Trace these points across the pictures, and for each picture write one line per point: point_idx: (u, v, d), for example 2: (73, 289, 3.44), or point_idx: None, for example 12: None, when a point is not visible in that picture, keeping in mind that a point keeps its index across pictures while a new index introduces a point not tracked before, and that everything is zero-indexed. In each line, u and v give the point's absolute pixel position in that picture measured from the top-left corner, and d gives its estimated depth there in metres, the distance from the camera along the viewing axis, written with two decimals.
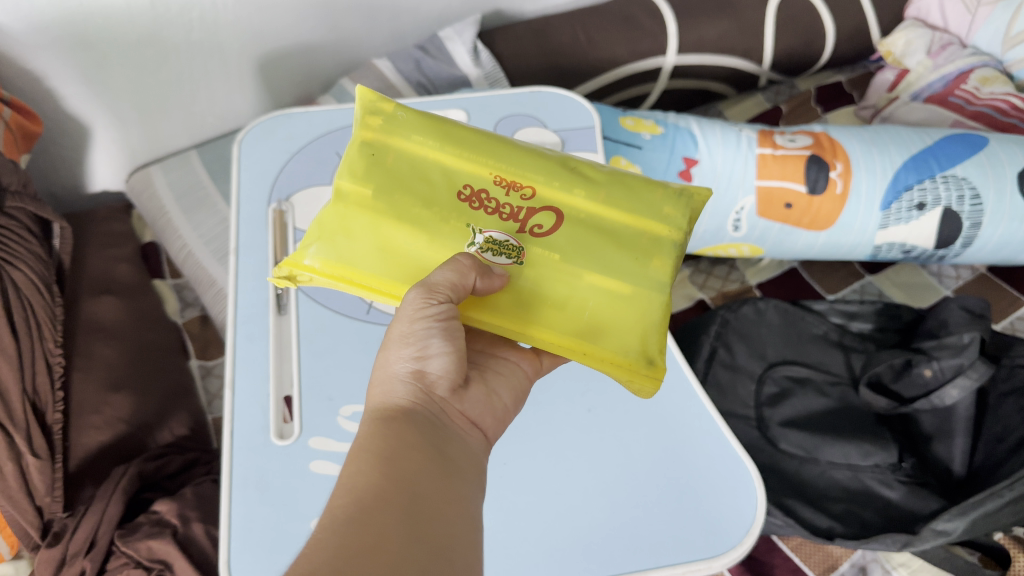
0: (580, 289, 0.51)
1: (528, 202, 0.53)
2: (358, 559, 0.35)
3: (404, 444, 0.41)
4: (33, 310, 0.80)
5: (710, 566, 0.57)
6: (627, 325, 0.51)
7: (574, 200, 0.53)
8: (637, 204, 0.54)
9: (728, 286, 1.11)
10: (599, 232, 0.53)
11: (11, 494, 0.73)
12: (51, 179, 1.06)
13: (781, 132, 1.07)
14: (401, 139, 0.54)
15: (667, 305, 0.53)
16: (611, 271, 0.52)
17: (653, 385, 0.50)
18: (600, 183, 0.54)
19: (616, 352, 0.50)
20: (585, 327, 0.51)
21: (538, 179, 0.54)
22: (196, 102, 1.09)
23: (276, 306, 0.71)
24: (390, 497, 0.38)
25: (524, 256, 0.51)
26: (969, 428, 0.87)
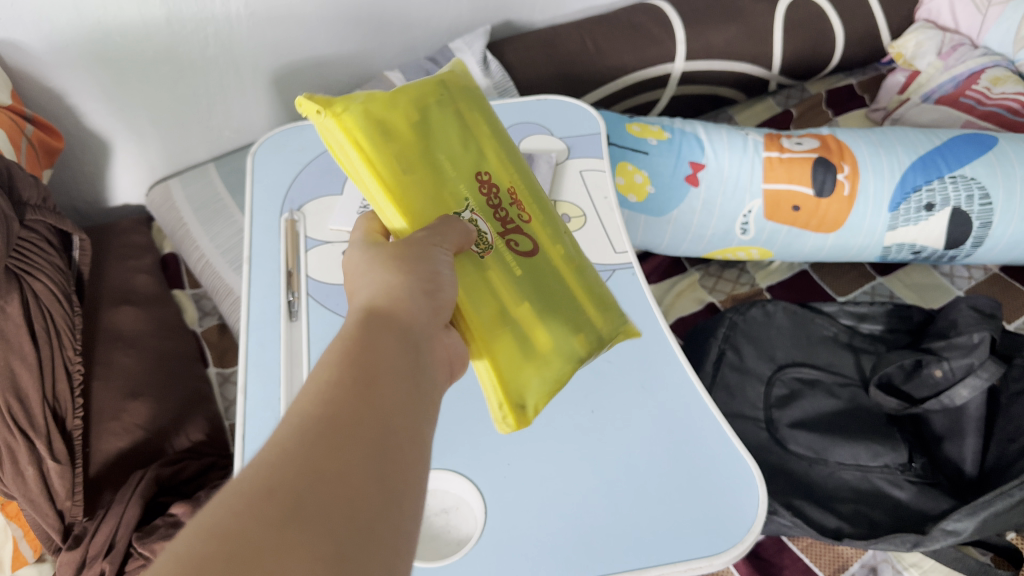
0: (517, 308, 0.54)
1: (524, 223, 0.58)
2: (317, 474, 0.30)
3: (378, 357, 0.37)
4: (53, 320, 0.82)
5: (711, 563, 0.58)
6: (523, 370, 0.53)
7: (552, 244, 0.59)
8: (590, 287, 0.59)
9: (737, 289, 1.11)
10: (550, 281, 0.57)
11: (32, 497, 0.76)
12: (73, 193, 1.09)
13: (788, 135, 1.08)
14: (470, 106, 0.59)
15: (570, 370, 0.55)
16: (545, 314, 0.55)
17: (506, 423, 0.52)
18: (578, 259, 0.60)
19: (510, 380, 0.52)
20: (506, 330, 0.53)
21: (542, 219, 0.59)
22: (213, 116, 1.11)
23: (288, 313, 0.73)
24: (359, 411, 0.34)
25: (490, 248, 0.54)
26: (979, 428, 0.87)
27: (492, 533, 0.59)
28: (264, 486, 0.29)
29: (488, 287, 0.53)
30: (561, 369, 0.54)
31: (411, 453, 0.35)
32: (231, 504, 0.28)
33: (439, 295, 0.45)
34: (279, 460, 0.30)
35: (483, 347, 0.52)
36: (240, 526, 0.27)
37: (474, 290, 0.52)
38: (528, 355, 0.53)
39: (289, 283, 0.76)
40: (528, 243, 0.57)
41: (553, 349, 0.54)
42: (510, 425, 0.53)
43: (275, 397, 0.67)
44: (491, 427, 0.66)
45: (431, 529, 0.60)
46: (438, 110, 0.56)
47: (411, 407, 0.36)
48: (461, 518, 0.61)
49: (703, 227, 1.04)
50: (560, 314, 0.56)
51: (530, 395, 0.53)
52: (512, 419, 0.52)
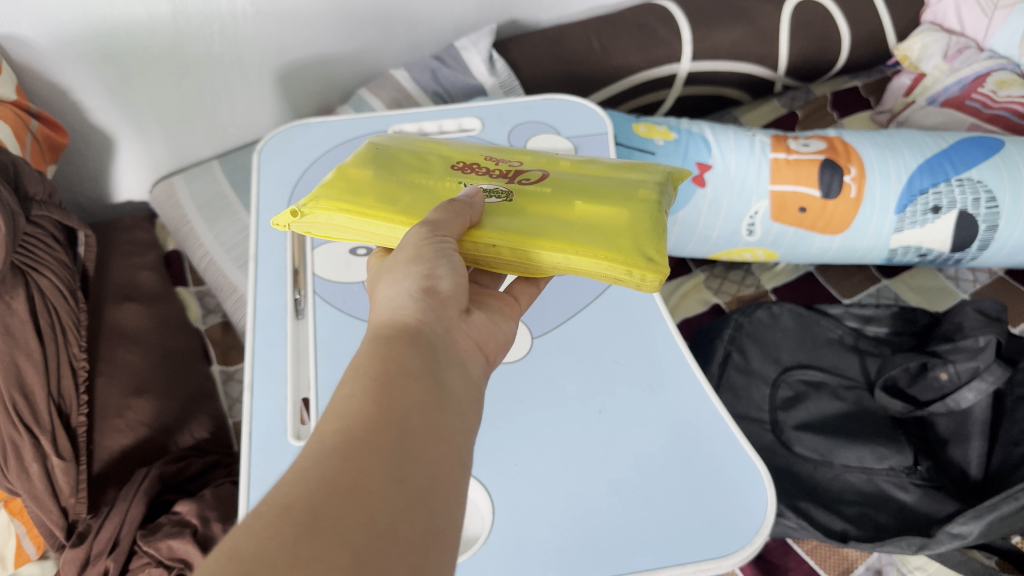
0: (571, 213, 0.52)
1: (515, 169, 0.58)
2: (338, 491, 0.30)
3: (399, 365, 0.37)
4: (58, 317, 0.82)
5: (720, 566, 0.57)
6: (616, 234, 0.51)
7: (551, 166, 0.59)
8: (616, 168, 0.59)
9: (743, 290, 1.11)
10: (584, 182, 0.56)
11: (36, 494, 0.76)
12: (77, 190, 1.08)
13: (795, 137, 1.08)
14: (408, 145, 0.62)
15: (655, 214, 0.53)
16: (599, 199, 0.54)
17: (657, 274, 0.49)
18: (584, 162, 0.60)
19: (610, 247, 0.50)
20: (575, 228, 0.51)
21: (523, 159, 0.60)
22: (218, 113, 1.11)
23: (294, 311, 0.73)
24: (378, 425, 0.33)
25: (511, 194, 0.54)
26: (984, 432, 0.87)
27: (500, 533, 0.59)
28: (281, 508, 0.29)
29: (529, 211, 0.52)
30: (648, 217, 0.52)
31: (437, 458, 0.34)
32: (250, 524, 0.28)
33: (439, 293, 0.42)
34: (299, 482, 0.30)
35: (565, 250, 0.50)
36: (258, 547, 0.27)
37: (515, 222, 0.51)
38: (615, 227, 0.51)
39: (295, 281, 0.76)
40: (535, 175, 0.57)
41: (630, 211, 0.53)
42: (655, 281, 0.49)
43: (281, 395, 0.67)
44: (499, 427, 0.65)
45: None
46: (380, 157, 0.59)
47: (436, 414, 0.36)
48: (468, 518, 0.60)
49: (709, 229, 1.04)
50: (613, 190, 0.55)
51: (645, 246, 0.50)
52: (652, 271, 0.49)
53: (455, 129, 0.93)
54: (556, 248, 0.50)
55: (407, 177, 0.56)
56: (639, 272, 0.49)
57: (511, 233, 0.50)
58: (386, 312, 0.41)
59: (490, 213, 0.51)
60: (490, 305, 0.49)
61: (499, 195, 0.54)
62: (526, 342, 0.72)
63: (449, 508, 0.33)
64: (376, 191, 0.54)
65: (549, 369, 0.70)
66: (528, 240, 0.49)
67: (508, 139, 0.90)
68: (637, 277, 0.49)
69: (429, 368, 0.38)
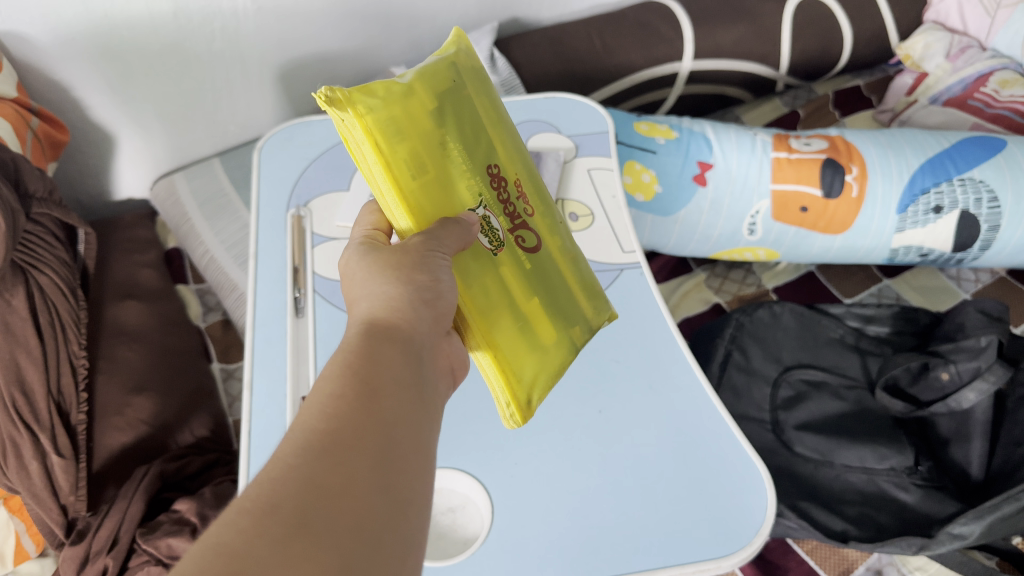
0: (523, 306, 0.52)
1: (525, 216, 0.55)
2: (323, 492, 0.30)
3: (385, 368, 0.37)
4: (58, 314, 0.82)
5: (719, 566, 0.57)
6: (527, 358, 0.52)
7: (548, 237, 0.57)
8: (584, 289, 0.59)
9: (744, 290, 1.11)
10: (551, 275, 0.56)
11: (36, 491, 0.75)
12: (77, 187, 1.08)
13: (796, 136, 1.07)
14: (478, 93, 0.53)
15: (562, 368, 0.55)
16: (548, 307, 0.54)
17: (517, 421, 0.52)
18: (573, 254, 0.59)
19: (514, 370, 0.51)
20: (512, 327, 0.51)
21: (539, 209, 0.57)
22: (218, 111, 1.11)
23: (294, 309, 0.73)
24: (362, 426, 0.33)
25: (500, 251, 0.52)
26: (986, 432, 0.86)
27: (499, 532, 0.58)
28: (265, 504, 0.28)
29: (499, 279, 0.51)
30: (558, 364, 0.54)
31: (417, 464, 0.34)
32: (236, 521, 0.27)
33: (439, 303, 0.43)
34: (284, 479, 0.30)
35: (489, 343, 0.50)
36: (246, 545, 0.26)
37: (480, 280, 0.50)
38: (532, 349, 0.53)
39: (295, 279, 0.76)
40: (530, 238, 0.55)
41: (553, 344, 0.54)
42: (514, 423, 0.52)
43: (281, 394, 0.66)
44: (499, 426, 0.65)
45: (436, 527, 0.59)
46: (450, 93, 0.50)
47: (418, 423, 0.36)
48: (467, 518, 0.60)
49: (710, 228, 1.04)
50: (559, 311, 0.55)
51: (535, 390, 0.53)
52: (518, 416, 0.52)
53: None
54: (486, 338, 0.50)
55: (453, 137, 0.49)
56: (509, 408, 0.51)
57: (467, 296, 0.49)
58: (376, 310, 0.41)
59: (469, 255, 0.49)
60: (465, 318, 0.50)
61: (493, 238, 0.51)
62: None
63: (425, 517, 0.33)
64: (414, 145, 0.46)
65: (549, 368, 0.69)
66: (469, 309, 0.49)
67: None
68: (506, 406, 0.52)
69: (414, 376, 0.38)
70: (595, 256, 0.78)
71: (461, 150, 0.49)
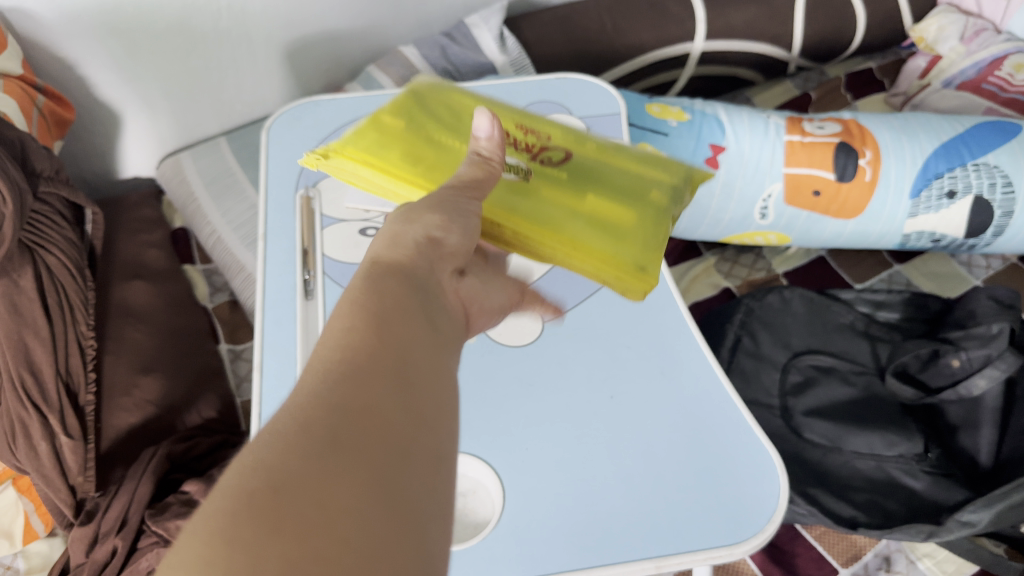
0: (578, 207, 0.53)
1: (542, 147, 0.58)
2: (336, 418, 0.27)
3: (393, 300, 0.35)
4: (66, 294, 0.81)
5: (731, 553, 0.56)
6: (617, 234, 0.51)
7: (581, 150, 0.59)
8: (651, 164, 0.58)
9: (754, 275, 1.10)
10: (604, 173, 0.56)
11: (44, 472, 0.76)
12: (83, 165, 1.07)
13: (809, 119, 1.06)
14: (437, 98, 0.64)
15: (665, 225, 0.53)
16: (614, 194, 0.54)
17: (641, 287, 0.49)
18: (617, 149, 0.59)
19: (603, 251, 0.50)
20: (576, 225, 0.51)
21: (557, 135, 0.60)
22: (225, 89, 1.10)
23: (304, 292, 0.72)
24: (374, 354, 0.31)
25: (529, 177, 0.54)
26: (995, 419, 0.86)
27: (510, 518, 0.58)
28: (275, 437, 0.26)
29: (537, 200, 0.52)
30: (654, 226, 0.52)
31: (435, 389, 0.32)
32: (243, 459, 0.25)
33: (439, 249, 0.40)
34: (293, 411, 0.27)
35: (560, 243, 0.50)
36: (255, 477, 0.24)
37: (519, 205, 0.51)
38: (617, 229, 0.52)
39: (304, 262, 0.75)
40: (556, 158, 0.57)
41: (638, 217, 0.53)
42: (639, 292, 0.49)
43: (290, 377, 0.66)
44: (510, 413, 0.64)
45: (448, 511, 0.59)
46: (415, 109, 0.61)
47: (434, 354, 0.34)
48: (479, 503, 0.60)
49: (721, 212, 1.03)
50: (629, 190, 0.55)
51: (641, 252, 0.50)
52: (638, 282, 0.49)
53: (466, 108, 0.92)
54: (553, 240, 0.50)
55: (435, 130, 0.59)
56: (624, 279, 0.49)
57: (514, 218, 0.50)
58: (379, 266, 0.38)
59: (500, 191, 0.52)
60: (487, 270, 0.47)
61: (515, 168, 0.55)
62: (536, 327, 0.71)
63: (452, 443, 0.31)
64: (404, 147, 0.57)
65: (561, 353, 0.69)
66: (516, 226, 0.50)
67: None
68: (619, 279, 0.49)
69: (421, 305, 0.35)
70: None
71: (447, 133, 0.59)
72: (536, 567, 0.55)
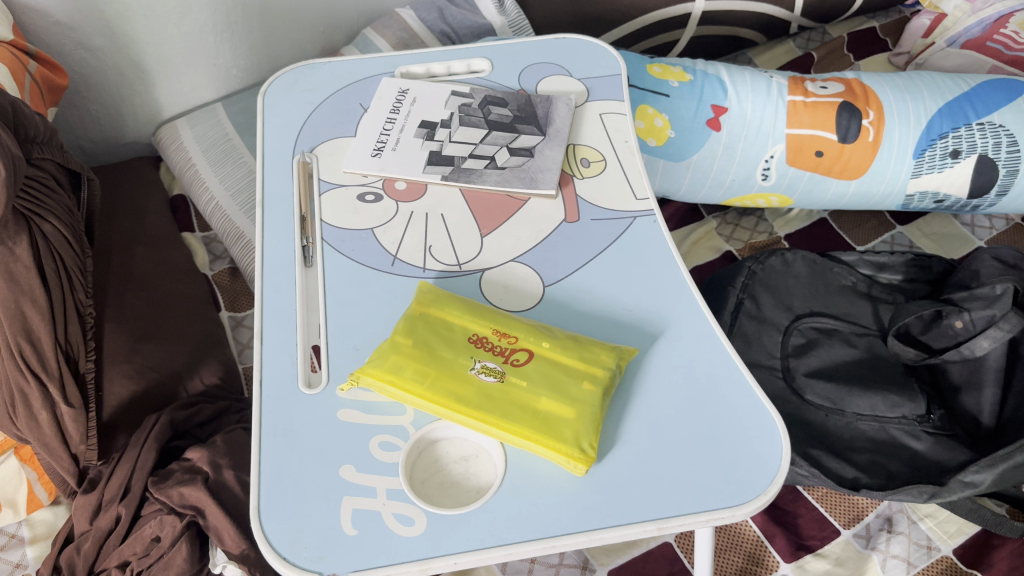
0: (502, 388, 0.60)
1: (460, 323, 0.64)
2: None
3: None
4: (63, 263, 0.76)
5: (733, 515, 0.56)
6: (556, 428, 0.58)
7: (502, 339, 0.63)
8: (579, 349, 0.63)
9: (755, 238, 1.10)
10: (528, 369, 0.61)
11: (46, 441, 0.77)
12: (78, 132, 1.06)
13: (812, 79, 1.05)
14: None
15: (597, 418, 0.59)
16: (544, 394, 0.60)
17: (582, 461, 0.56)
18: (540, 329, 0.65)
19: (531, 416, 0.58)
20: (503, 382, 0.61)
21: (474, 326, 0.64)
22: (219, 54, 1.08)
23: (303, 258, 0.72)
24: None
25: (416, 339, 0.63)
26: (998, 379, 0.86)
27: (513, 480, 0.58)
28: None
29: (426, 327, 0.64)
30: (592, 416, 0.59)
31: None
32: None
33: None
34: None
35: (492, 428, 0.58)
36: None
37: (402, 365, 0.61)
38: (554, 424, 0.58)
39: (302, 228, 0.74)
40: (526, 354, 0.63)
41: (570, 411, 0.59)
42: (581, 465, 0.57)
43: (291, 344, 0.66)
44: None
45: (450, 476, 0.60)
46: None
47: None
48: (481, 466, 0.60)
49: (723, 173, 1.02)
50: (553, 381, 0.61)
51: (582, 437, 0.57)
52: (580, 457, 0.56)
53: (464, 71, 0.91)
54: (482, 414, 0.59)
55: None
56: (570, 461, 0.56)
57: (387, 385, 0.60)
58: None
59: (377, 365, 0.61)
60: None
61: (492, 372, 0.61)
62: (537, 290, 0.70)
63: None
64: None
65: (564, 316, 0.68)
66: (407, 391, 0.59)
67: (518, 82, 0.88)
68: (566, 461, 0.57)
69: None
70: (607, 203, 0.76)
71: None
72: (540, 528, 0.55)
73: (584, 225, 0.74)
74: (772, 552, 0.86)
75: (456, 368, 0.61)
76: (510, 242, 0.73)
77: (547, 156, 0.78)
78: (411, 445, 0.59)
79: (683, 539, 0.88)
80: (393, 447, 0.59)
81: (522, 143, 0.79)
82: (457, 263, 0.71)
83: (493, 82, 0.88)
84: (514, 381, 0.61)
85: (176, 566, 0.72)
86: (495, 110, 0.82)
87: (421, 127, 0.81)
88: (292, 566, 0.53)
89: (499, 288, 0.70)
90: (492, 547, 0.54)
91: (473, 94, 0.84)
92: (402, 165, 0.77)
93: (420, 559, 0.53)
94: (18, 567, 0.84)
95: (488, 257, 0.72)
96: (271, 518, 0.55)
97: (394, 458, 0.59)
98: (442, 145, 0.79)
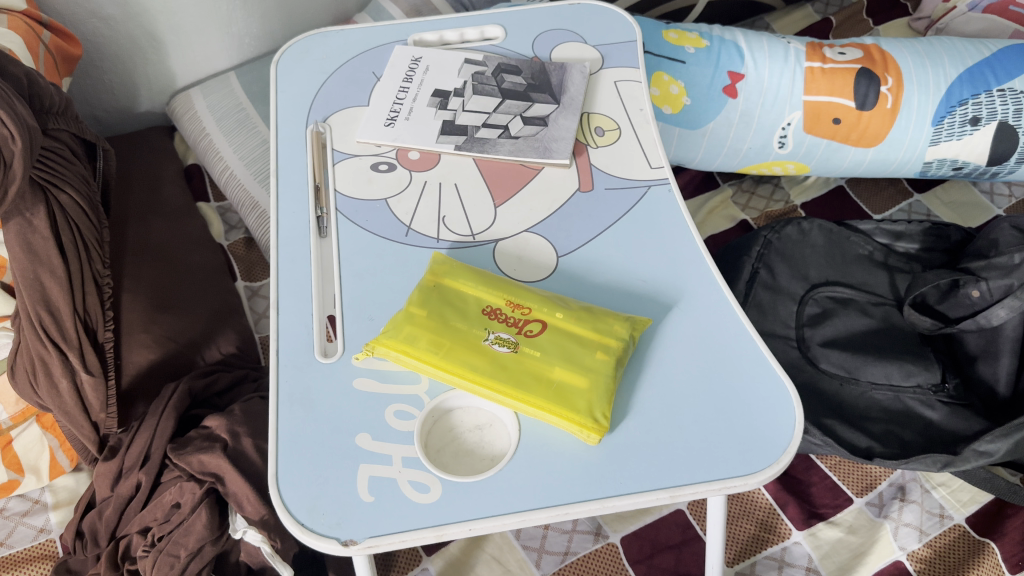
0: (518, 360, 0.60)
1: (479, 298, 0.64)
2: None
3: None
4: (80, 233, 0.76)
5: (746, 483, 0.56)
6: (573, 400, 0.58)
7: (519, 310, 0.63)
8: (593, 320, 0.63)
9: (771, 206, 1.09)
10: (545, 343, 0.61)
11: (67, 409, 0.79)
12: (93, 102, 1.06)
13: (830, 44, 1.03)
14: None
15: (611, 389, 0.59)
16: (558, 365, 0.60)
17: (595, 432, 0.57)
18: (557, 300, 0.65)
19: (546, 389, 0.59)
20: (518, 357, 0.61)
21: (490, 298, 0.64)
22: (233, 21, 1.08)
23: (317, 229, 0.72)
24: None
25: (431, 311, 0.63)
26: (1014, 349, 0.85)
27: (526, 450, 0.58)
28: None
29: (441, 300, 0.64)
30: (605, 386, 0.59)
31: None
32: None
33: None
34: None
35: (508, 399, 0.59)
36: None
37: (416, 338, 0.61)
38: (568, 395, 0.58)
39: (317, 198, 0.74)
40: (540, 325, 0.63)
41: (585, 381, 0.59)
42: (595, 436, 0.57)
43: (306, 314, 0.66)
44: None
45: (465, 444, 0.60)
46: None
47: None
48: (495, 435, 0.61)
49: (739, 141, 1.02)
50: (569, 353, 0.61)
51: (596, 407, 0.58)
52: (593, 427, 0.57)
53: (477, 38, 0.90)
54: (495, 386, 0.59)
55: None
56: (584, 430, 0.57)
57: (402, 357, 0.60)
58: None
59: (393, 336, 0.61)
60: None
61: (505, 343, 0.61)
62: (550, 261, 0.70)
63: None
64: None
65: (578, 286, 0.68)
66: (424, 362, 0.60)
67: (532, 50, 0.88)
68: (578, 431, 0.57)
69: None
70: (620, 172, 0.76)
71: None
72: (553, 496, 0.56)
73: (598, 194, 0.74)
74: (784, 519, 0.87)
75: (470, 339, 0.61)
76: (524, 210, 0.73)
77: (560, 125, 0.78)
78: (426, 414, 0.60)
79: (696, 507, 0.89)
80: (409, 417, 0.60)
81: (536, 111, 0.79)
82: (470, 233, 0.71)
83: (507, 50, 0.88)
84: (528, 352, 0.61)
85: (196, 532, 0.72)
86: (509, 79, 0.81)
87: (434, 96, 0.80)
88: (309, 532, 0.54)
89: (513, 259, 0.70)
90: (506, 514, 0.54)
91: (486, 62, 0.84)
92: (415, 135, 0.77)
93: (436, 525, 0.54)
94: (42, 531, 0.87)
95: (502, 227, 0.72)
96: (289, 485, 0.56)
97: (409, 426, 0.59)
98: (455, 115, 0.79)
